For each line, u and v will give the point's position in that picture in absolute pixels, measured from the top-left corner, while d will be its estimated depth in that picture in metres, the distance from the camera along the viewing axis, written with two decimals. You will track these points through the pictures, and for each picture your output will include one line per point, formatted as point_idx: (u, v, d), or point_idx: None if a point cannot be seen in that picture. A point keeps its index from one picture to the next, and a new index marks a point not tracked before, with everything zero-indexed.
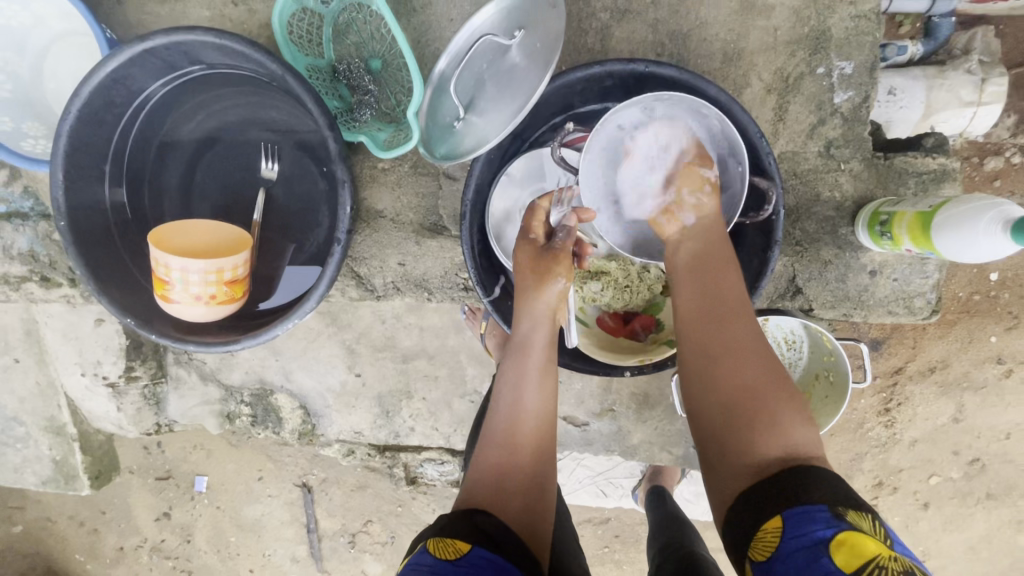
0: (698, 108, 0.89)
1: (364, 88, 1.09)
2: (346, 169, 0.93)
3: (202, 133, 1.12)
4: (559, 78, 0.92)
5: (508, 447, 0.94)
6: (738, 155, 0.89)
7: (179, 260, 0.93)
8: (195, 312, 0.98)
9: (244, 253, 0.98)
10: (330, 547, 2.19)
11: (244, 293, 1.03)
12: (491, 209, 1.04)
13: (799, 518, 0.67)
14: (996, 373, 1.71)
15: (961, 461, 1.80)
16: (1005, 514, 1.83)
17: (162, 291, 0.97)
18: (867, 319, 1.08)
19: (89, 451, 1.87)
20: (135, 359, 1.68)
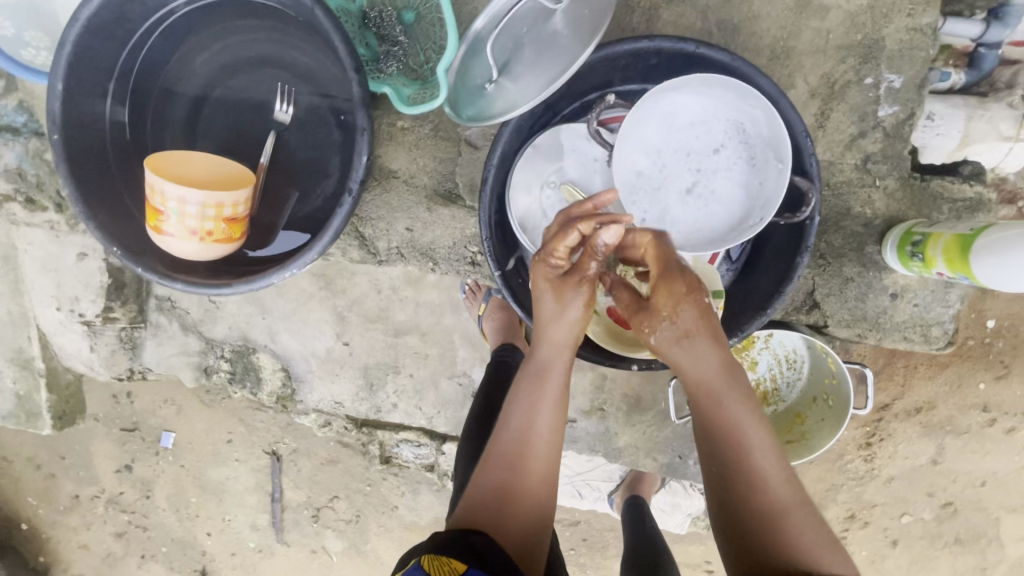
0: (747, 97, 0.84)
1: (393, 39, 1.03)
2: (368, 117, 0.88)
3: (214, 64, 1.05)
4: (604, 48, 0.87)
5: (512, 474, 0.93)
6: (780, 154, 0.84)
7: (176, 188, 0.87)
8: (188, 248, 0.92)
9: (246, 191, 0.93)
10: (292, 519, 2.13)
11: (241, 234, 0.97)
12: (513, 181, 0.98)
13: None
14: (980, 420, 1.70)
15: (934, 504, 1.79)
16: (970, 560, 1.83)
17: (155, 222, 0.91)
18: (880, 343, 1.05)
19: (55, 389, 1.78)
20: (115, 300, 1.61)
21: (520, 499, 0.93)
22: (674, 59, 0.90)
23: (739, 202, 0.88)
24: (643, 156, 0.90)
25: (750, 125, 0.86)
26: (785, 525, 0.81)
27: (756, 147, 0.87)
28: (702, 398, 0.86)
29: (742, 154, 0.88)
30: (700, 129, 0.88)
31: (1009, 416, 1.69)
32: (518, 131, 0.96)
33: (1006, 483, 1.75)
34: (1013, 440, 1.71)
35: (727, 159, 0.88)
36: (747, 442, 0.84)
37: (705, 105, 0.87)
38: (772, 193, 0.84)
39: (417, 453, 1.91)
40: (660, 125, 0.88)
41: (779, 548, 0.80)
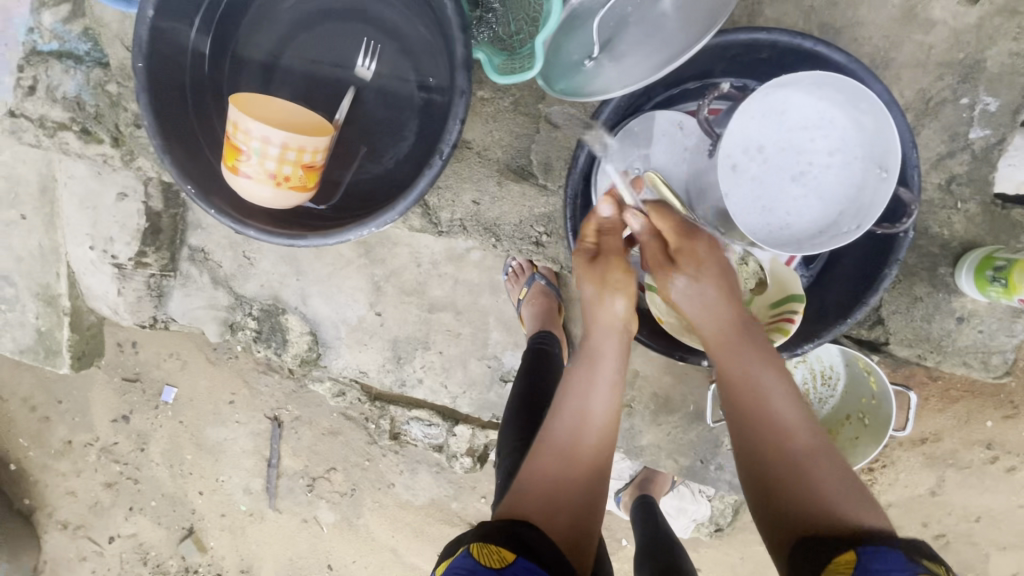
0: (856, 101, 0.84)
1: (488, 6, 1.02)
2: (468, 79, 0.86)
3: (303, 11, 1.03)
4: (719, 36, 0.87)
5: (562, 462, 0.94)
6: (885, 163, 0.85)
7: (261, 127, 0.84)
8: (262, 192, 0.89)
9: (328, 139, 0.90)
10: (287, 486, 2.11)
11: (314, 184, 0.95)
12: (601, 164, 0.98)
13: (876, 553, 0.74)
14: (983, 457, 1.70)
15: (928, 533, 1.80)
16: None
17: (232, 161, 0.88)
18: (940, 366, 1.06)
19: (77, 330, 1.74)
20: (149, 245, 1.59)
21: (570, 483, 0.93)
22: (783, 56, 0.91)
23: (831, 206, 0.89)
24: (740, 148, 0.89)
25: (853, 128, 0.87)
26: (810, 472, 0.85)
27: (852, 154, 0.87)
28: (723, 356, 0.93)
29: (838, 159, 0.88)
30: (799, 129, 0.88)
31: (1011, 455, 1.70)
32: (614, 112, 0.95)
33: (1000, 521, 1.76)
34: (1013, 479, 1.72)
35: (818, 160, 0.89)
36: (767, 397, 0.90)
37: (809, 106, 0.87)
38: (870, 202, 0.85)
39: (427, 432, 1.91)
40: (762, 119, 0.88)
41: (811, 493, 0.83)
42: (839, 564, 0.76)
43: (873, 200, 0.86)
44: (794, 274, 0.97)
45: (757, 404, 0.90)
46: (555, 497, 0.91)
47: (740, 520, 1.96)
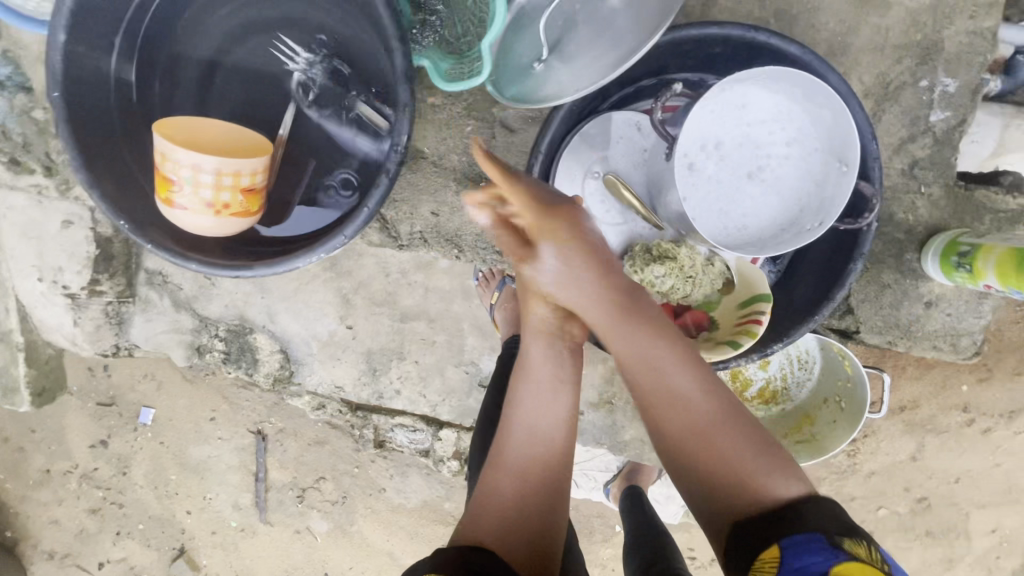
0: (816, 93, 0.83)
1: (431, 8, 0.96)
2: (410, 92, 0.82)
3: (234, 24, 0.97)
4: (670, 33, 0.85)
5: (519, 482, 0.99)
6: (845, 157, 0.84)
7: (189, 155, 0.79)
8: (202, 222, 0.84)
9: (265, 159, 0.85)
10: (276, 499, 2.07)
11: (259, 207, 0.89)
12: (556, 171, 0.96)
13: (797, 546, 0.77)
14: (959, 420, 1.73)
15: (911, 499, 1.82)
16: (939, 554, 1.87)
17: (165, 193, 0.83)
18: (910, 350, 1.06)
19: (35, 364, 1.69)
20: (102, 272, 1.52)
21: (527, 501, 0.99)
22: (738, 50, 0.89)
23: (789, 202, 0.89)
24: (696, 148, 0.87)
25: (811, 120, 0.86)
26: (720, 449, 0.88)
27: (807, 149, 0.87)
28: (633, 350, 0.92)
29: (795, 153, 0.87)
30: (755, 126, 0.87)
31: (986, 416, 1.73)
32: (568, 116, 0.92)
33: (978, 481, 1.79)
34: (988, 440, 1.76)
35: (774, 155, 0.88)
36: (678, 394, 0.91)
37: (758, 100, 0.86)
38: (833, 196, 0.85)
39: (412, 438, 1.86)
40: (719, 118, 0.86)
41: (725, 475, 0.87)
42: (768, 555, 0.80)
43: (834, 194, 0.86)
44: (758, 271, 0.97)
45: (663, 398, 0.91)
46: (511, 521, 0.97)
47: None
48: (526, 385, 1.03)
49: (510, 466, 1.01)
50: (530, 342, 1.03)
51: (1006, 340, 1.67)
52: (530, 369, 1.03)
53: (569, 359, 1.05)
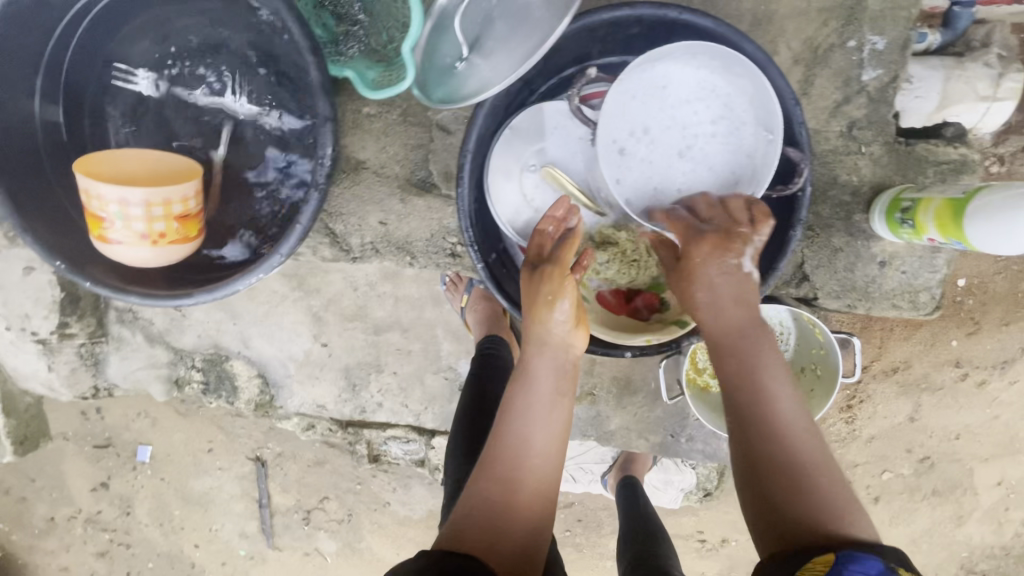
0: (731, 65, 0.85)
1: (353, 18, 0.95)
2: (329, 105, 0.82)
3: (155, 53, 0.96)
4: (584, 18, 0.87)
5: (506, 487, 0.94)
6: (770, 126, 0.86)
7: (114, 190, 0.79)
8: (140, 254, 0.84)
9: (195, 184, 0.85)
10: (282, 523, 2.04)
11: (200, 232, 0.90)
12: (490, 166, 0.97)
13: (853, 560, 0.74)
14: (953, 376, 1.70)
15: (913, 460, 1.80)
16: (948, 511, 1.84)
17: (99, 231, 0.83)
18: (871, 311, 1.07)
19: (13, 414, 1.73)
20: (70, 314, 1.51)
21: (515, 508, 0.94)
22: (655, 29, 0.91)
23: (721, 177, 0.89)
24: (622, 129, 0.89)
25: (735, 94, 0.87)
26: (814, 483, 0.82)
27: (734, 124, 0.88)
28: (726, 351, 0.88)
29: (721, 129, 0.88)
30: (681, 104, 0.88)
31: (980, 369, 1.70)
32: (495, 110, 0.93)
33: (979, 436, 1.76)
34: (984, 393, 1.72)
35: (702, 133, 0.89)
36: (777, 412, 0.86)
37: (681, 80, 0.87)
38: (763, 163, 0.86)
39: (406, 449, 1.80)
40: (644, 100, 0.88)
41: (806, 503, 0.81)
42: (816, 563, 0.76)
43: (762, 162, 0.87)
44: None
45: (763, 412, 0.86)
46: (496, 526, 0.91)
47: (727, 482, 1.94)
48: (525, 393, 0.99)
49: (497, 471, 0.95)
50: (535, 351, 0.99)
51: (990, 292, 1.64)
52: (531, 376, 0.99)
53: (567, 370, 1.01)
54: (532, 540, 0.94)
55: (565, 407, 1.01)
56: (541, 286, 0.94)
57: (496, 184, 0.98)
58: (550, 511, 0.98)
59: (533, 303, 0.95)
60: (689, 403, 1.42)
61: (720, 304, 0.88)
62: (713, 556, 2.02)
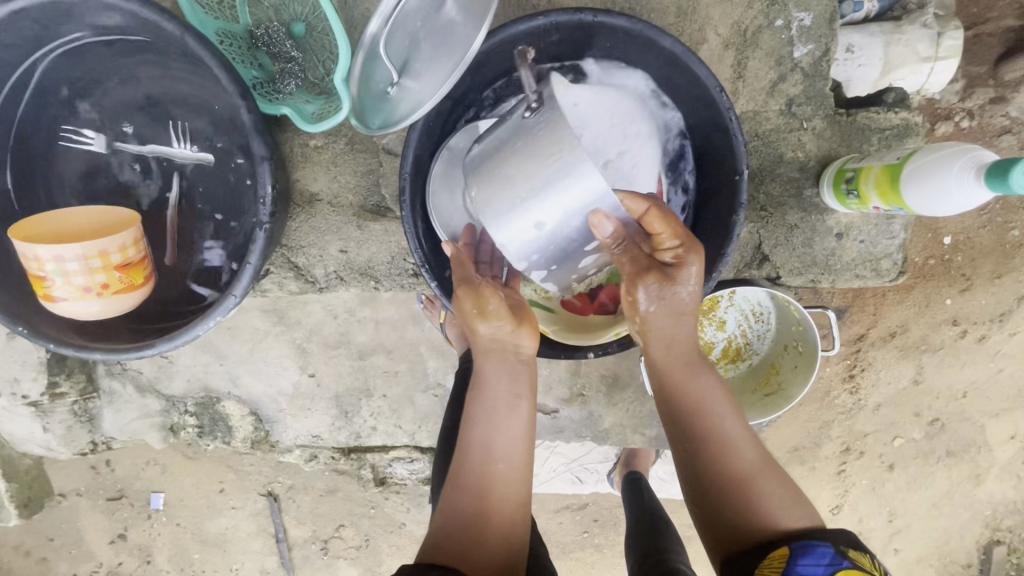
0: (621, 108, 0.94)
1: (286, 55, 0.98)
2: (263, 144, 0.87)
3: (104, 113, 1.03)
4: (501, 32, 0.91)
5: (477, 494, 0.97)
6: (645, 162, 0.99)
7: (50, 249, 0.85)
8: (88, 306, 0.91)
9: (130, 233, 0.91)
10: (301, 555, 2.00)
11: (145, 278, 0.97)
12: (433, 178, 1.03)
13: (806, 553, 0.85)
14: (953, 334, 1.67)
15: (923, 423, 1.77)
16: (965, 470, 1.82)
17: (42, 290, 0.89)
18: (834, 283, 1.18)
19: (14, 477, 1.75)
20: (58, 373, 1.54)
21: (486, 513, 0.96)
22: (576, 33, 0.96)
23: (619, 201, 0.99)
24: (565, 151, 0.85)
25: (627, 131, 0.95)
26: (759, 484, 0.93)
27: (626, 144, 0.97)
28: (677, 376, 0.99)
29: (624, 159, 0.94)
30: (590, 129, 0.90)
31: (978, 324, 1.67)
32: (428, 132, 0.99)
33: (986, 392, 1.74)
34: (985, 347, 1.69)
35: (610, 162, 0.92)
36: (720, 419, 0.97)
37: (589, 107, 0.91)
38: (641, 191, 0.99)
39: (411, 468, 1.79)
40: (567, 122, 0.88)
41: (749, 502, 0.92)
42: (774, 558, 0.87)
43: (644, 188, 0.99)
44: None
45: (708, 419, 0.97)
46: (473, 532, 0.94)
47: None
48: (486, 403, 1.01)
49: (464, 480, 0.99)
50: (485, 359, 1.03)
51: (977, 246, 1.61)
52: (487, 387, 1.02)
53: (523, 373, 1.03)
54: (512, 543, 0.97)
55: (526, 407, 1.03)
56: (464, 303, 0.99)
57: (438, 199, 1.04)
58: (523, 513, 1.01)
59: (467, 320, 1.00)
60: None
61: (672, 333, 1.00)
62: None
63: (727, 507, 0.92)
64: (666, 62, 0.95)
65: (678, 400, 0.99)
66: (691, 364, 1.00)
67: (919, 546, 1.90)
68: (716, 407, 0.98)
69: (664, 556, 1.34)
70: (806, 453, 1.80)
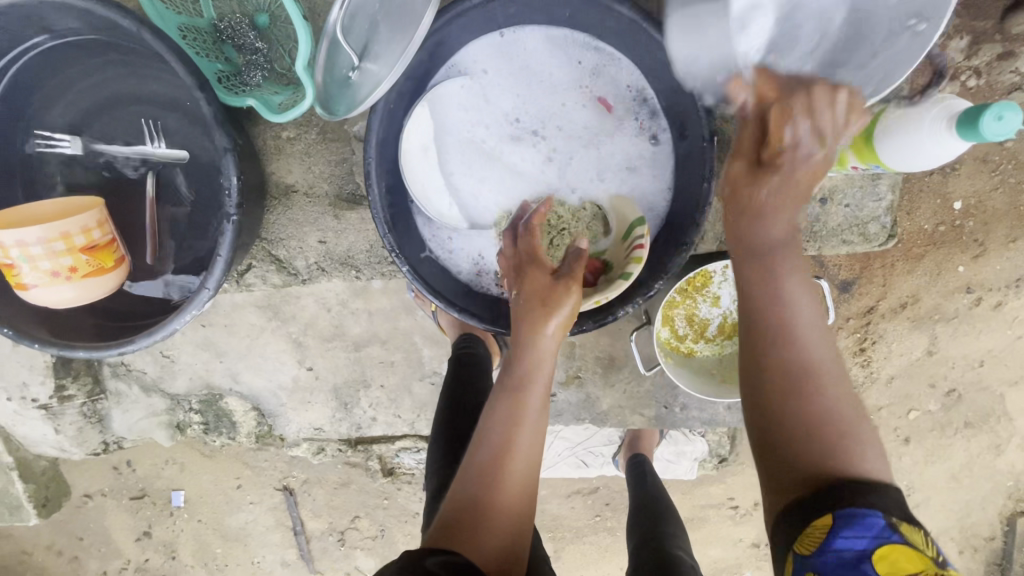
0: (561, 48, 1.06)
1: (250, 46, 0.99)
2: (225, 135, 0.88)
3: (73, 115, 1.04)
4: (456, 6, 0.96)
5: (486, 487, 0.96)
6: (591, 88, 1.08)
7: (12, 235, 0.88)
8: (62, 292, 0.95)
9: (91, 215, 0.94)
10: (319, 547, 2.03)
11: (113, 261, 0.99)
12: (402, 153, 1.03)
13: (849, 523, 0.72)
14: (967, 302, 1.62)
15: (939, 394, 1.73)
16: (985, 441, 1.77)
17: (14, 280, 0.92)
18: (822, 249, 1.19)
19: (33, 479, 1.80)
20: (65, 376, 1.58)
21: (499, 508, 0.95)
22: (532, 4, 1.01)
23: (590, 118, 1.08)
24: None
25: (578, 66, 1.07)
26: (835, 407, 0.81)
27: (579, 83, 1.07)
28: (760, 276, 0.88)
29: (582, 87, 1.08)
30: (538, 68, 1.07)
31: (993, 291, 1.61)
32: (390, 114, 0.99)
33: (1005, 360, 1.68)
34: (1002, 314, 1.64)
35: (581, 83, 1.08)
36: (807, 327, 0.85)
37: (538, 58, 1.07)
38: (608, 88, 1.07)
39: (419, 457, 1.80)
40: (522, 77, 1.07)
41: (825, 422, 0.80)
42: (814, 529, 0.74)
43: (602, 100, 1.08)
44: (631, 193, 1.09)
45: (797, 314, 0.86)
46: (484, 521, 0.93)
47: (743, 445, 1.86)
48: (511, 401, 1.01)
49: (473, 471, 0.98)
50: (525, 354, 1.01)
51: (990, 210, 1.55)
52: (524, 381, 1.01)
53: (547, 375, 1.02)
54: (516, 538, 0.95)
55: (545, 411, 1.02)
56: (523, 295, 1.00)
57: (412, 166, 1.04)
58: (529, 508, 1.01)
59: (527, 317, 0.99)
60: (666, 372, 1.37)
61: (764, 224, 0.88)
62: (749, 522, 1.95)
63: (796, 413, 0.81)
64: (626, 27, 0.99)
65: (766, 289, 0.87)
66: (778, 260, 0.88)
67: (939, 520, 1.86)
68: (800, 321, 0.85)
69: (664, 551, 1.31)
70: None
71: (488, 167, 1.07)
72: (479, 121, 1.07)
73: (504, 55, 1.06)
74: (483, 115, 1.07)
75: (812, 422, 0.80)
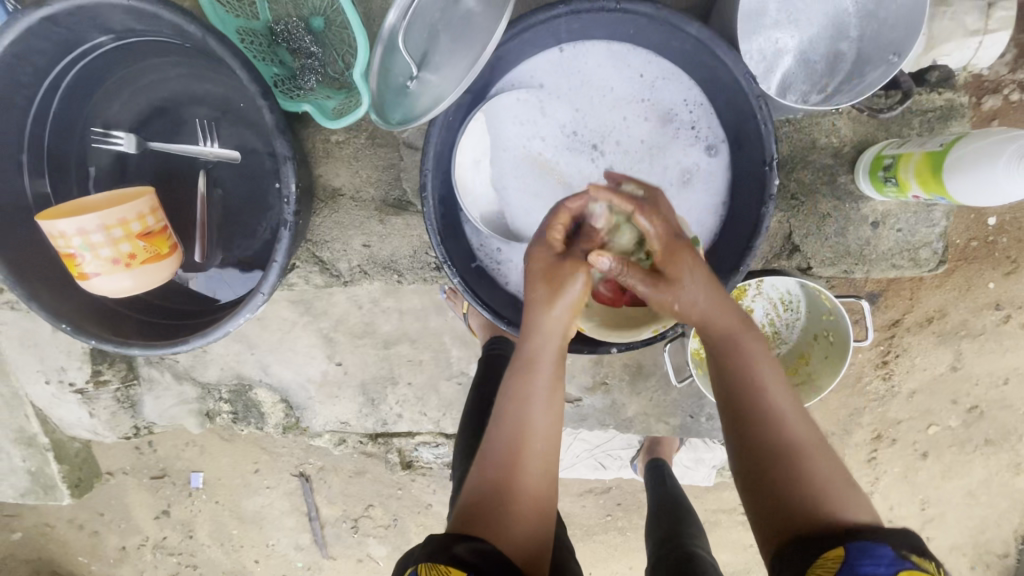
0: (621, 64, 1.06)
1: (306, 51, 0.99)
2: (286, 143, 0.89)
3: (131, 111, 1.08)
4: (522, 21, 0.95)
5: (507, 471, 0.91)
6: (652, 107, 1.07)
7: (72, 223, 0.90)
8: (122, 280, 0.97)
9: (144, 201, 0.95)
10: (332, 533, 2.07)
11: (168, 247, 1.01)
12: (456, 164, 1.04)
13: (864, 552, 0.71)
14: (995, 319, 1.60)
15: (960, 411, 1.71)
16: (1005, 459, 1.75)
17: (75, 269, 0.94)
18: (869, 272, 1.22)
19: (66, 460, 1.84)
20: (101, 362, 1.61)
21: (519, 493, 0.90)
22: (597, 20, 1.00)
23: (646, 136, 1.07)
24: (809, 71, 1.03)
25: (639, 83, 1.07)
26: (824, 475, 0.80)
27: (639, 101, 1.07)
28: (720, 355, 0.91)
29: (640, 103, 1.07)
30: (597, 83, 1.07)
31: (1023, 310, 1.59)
32: (450, 126, 1.01)
33: None
34: None
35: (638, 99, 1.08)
36: (767, 391, 0.87)
37: (597, 73, 1.07)
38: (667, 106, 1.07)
39: (437, 452, 1.80)
40: (581, 89, 1.07)
41: (809, 485, 0.80)
42: (826, 559, 0.73)
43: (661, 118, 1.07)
44: (687, 206, 1.08)
45: (759, 378, 0.88)
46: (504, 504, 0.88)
47: None
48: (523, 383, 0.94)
49: (491, 456, 0.93)
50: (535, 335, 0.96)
51: None
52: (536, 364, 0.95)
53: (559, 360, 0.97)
54: (538, 533, 0.90)
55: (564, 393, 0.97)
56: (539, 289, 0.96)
57: (465, 177, 1.05)
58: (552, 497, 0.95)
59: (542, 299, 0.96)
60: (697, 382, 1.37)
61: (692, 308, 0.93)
62: None
63: (776, 477, 0.81)
64: (694, 47, 0.97)
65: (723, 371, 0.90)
66: (737, 338, 0.91)
67: (952, 535, 1.85)
68: (767, 385, 0.87)
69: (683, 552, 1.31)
70: (836, 440, 1.76)
71: (541, 176, 1.08)
72: (536, 133, 1.07)
73: (562, 68, 1.07)
74: (542, 127, 1.07)
75: (793, 484, 0.80)
